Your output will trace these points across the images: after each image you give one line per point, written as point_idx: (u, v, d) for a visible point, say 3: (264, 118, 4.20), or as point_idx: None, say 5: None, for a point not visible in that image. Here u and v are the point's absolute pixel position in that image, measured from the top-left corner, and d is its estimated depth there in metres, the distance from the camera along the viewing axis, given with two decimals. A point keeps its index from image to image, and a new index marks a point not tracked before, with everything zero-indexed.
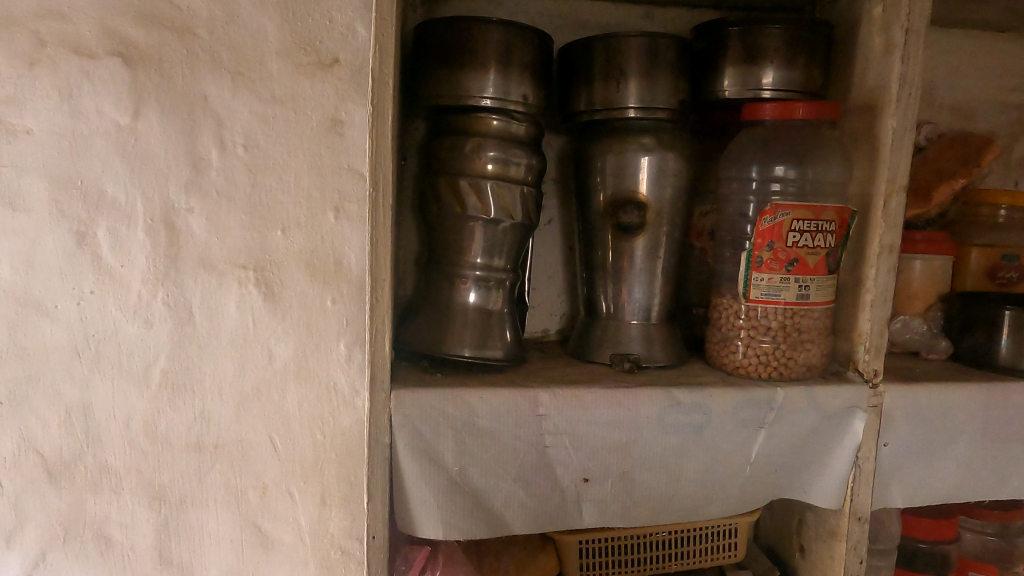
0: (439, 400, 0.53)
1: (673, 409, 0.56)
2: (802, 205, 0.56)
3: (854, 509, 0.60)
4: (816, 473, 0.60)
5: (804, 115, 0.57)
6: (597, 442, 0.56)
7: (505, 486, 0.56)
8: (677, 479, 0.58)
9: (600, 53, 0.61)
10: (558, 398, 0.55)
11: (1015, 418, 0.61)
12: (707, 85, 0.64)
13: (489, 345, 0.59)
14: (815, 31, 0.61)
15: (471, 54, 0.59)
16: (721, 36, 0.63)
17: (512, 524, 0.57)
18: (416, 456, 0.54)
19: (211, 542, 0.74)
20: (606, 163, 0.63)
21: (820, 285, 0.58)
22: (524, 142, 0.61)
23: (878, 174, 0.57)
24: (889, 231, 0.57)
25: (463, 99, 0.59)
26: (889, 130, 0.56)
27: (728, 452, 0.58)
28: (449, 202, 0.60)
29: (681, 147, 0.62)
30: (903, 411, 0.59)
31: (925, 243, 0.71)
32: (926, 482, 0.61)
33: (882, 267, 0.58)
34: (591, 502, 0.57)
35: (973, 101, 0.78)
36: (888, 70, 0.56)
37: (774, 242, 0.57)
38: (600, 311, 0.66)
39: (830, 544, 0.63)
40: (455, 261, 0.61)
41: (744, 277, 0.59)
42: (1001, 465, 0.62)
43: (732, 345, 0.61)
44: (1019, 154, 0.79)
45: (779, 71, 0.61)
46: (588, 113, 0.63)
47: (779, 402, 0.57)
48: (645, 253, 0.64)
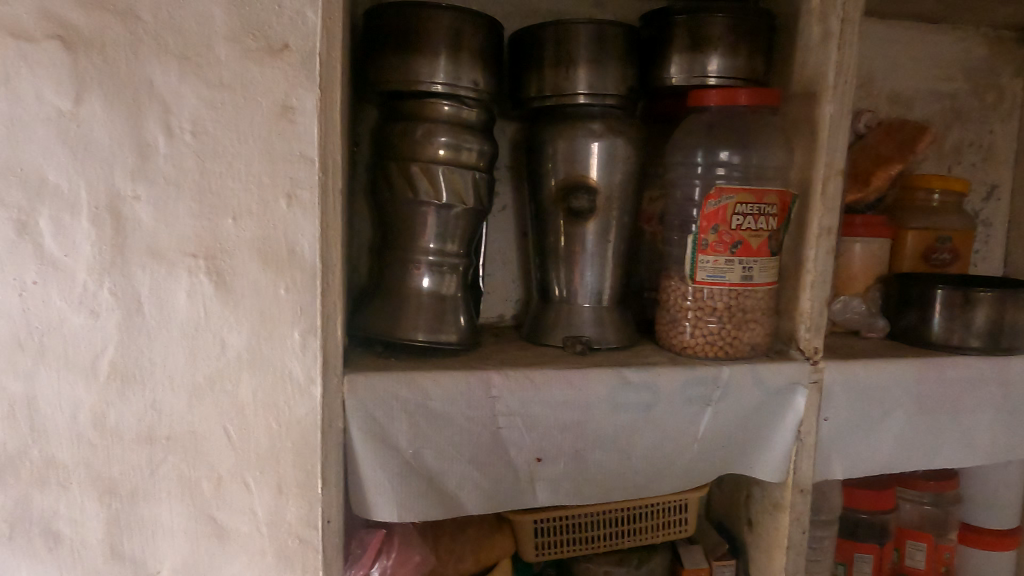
0: (393, 382, 0.54)
1: (623, 388, 0.58)
2: (744, 189, 0.58)
3: (796, 482, 0.63)
4: (761, 447, 0.63)
5: (747, 102, 0.59)
6: (550, 422, 0.57)
7: (459, 467, 0.56)
8: (627, 457, 0.59)
9: (549, 39, 0.62)
10: (510, 379, 0.56)
11: (946, 391, 0.64)
12: (654, 72, 0.66)
13: (443, 329, 0.60)
14: (757, 20, 0.63)
15: (421, 39, 0.59)
16: (668, 25, 0.65)
17: (467, 505, 0.58)
18: (370, 439, 0.54)
19: (164, 534, 0.73)
20: (557, 149, 0.64)
21: (762, 267, 0.60)
22: (475, 128, 0.62)
23: (817, 159, 0.59)
24: (827, 214, 0.59)
25: (413, 84, 0.59)
26: (827, 116, 0.58)
27: (677, 429, 0.60)
28: (401, 187, 0.60)
29: (630, 133, 0.64)
30: (841, 385, 0.62)
31: (865, 226, 0.74)
32: (865, 454, 0.64)
33: (821, 248, 0.60)
34: (544, 481, 0.59)
35: (909, 90, 0.81)
36: (826, 58, 0.58)
37: (718, 226, 0.59)
38: (553, 295, 0.67)
39: (775, 516, 0.65)
40: (408, 247, 0.61)
41: (690, 259, 0.60)
42: (934, 435, 0.65)
43: (680, 326, 0.63)
44: (952, 141, 0.82)
45: (723, 58, 0.63)
46: (539, 99, 0.64)
47: (724, 379, 0.59)
48: (595, 237, 0.65)
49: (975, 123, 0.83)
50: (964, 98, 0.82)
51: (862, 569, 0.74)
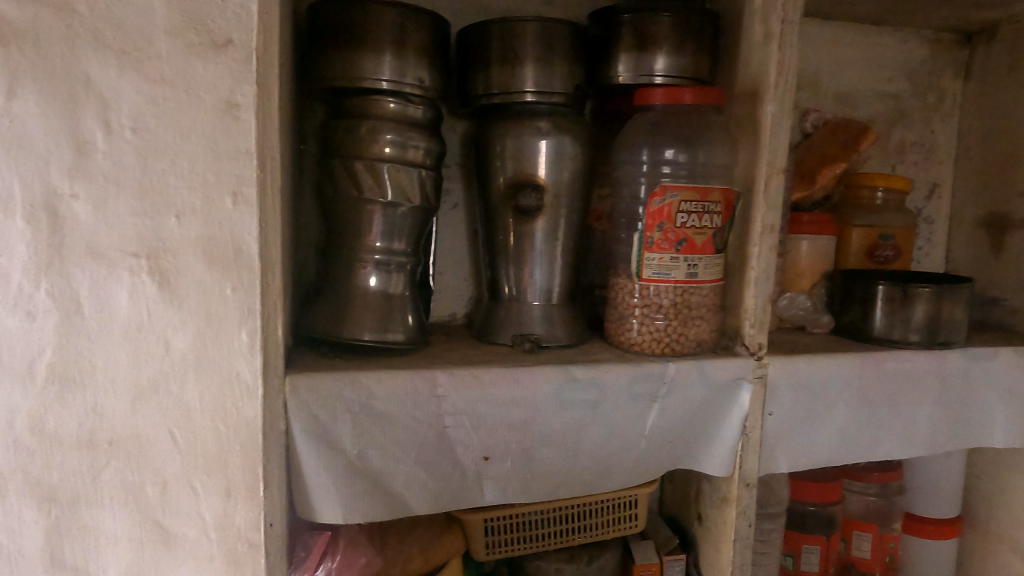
0: (336, 382, 0.53)
1: (569, 385, 0.58)
2: (688, 187, 0.59)
3: (742, 476, 0.64)
4: (708, 443, 0.63)
5: (691, 101, 0.59)
6: (496, 421, 0.57)
7: (405, 467, 0.56)
8: (575, 454, 0.60)
9: (495, 37, 0.62)
10: (456, 378, 0.56)
11: (887, 384, 0.66)
12: (601, 71, 0.66)
13: (391, 328, 0.60)
14: (702, 19, 0.64)
15: (364, 35, 0.58)
16: (614, 24, 0.65)
17: (413, 505, 0.58)
18: (313, 441, 0.54)
19: (107, 541, 0.71)
20: (505, 147, 0.63)
21: (707, 264, 0.61)
22: (422, 125, 0.61)
23: (759, 158, 0.60)
24: (770, 211, 0.60)
25: (357, 81, 0.58)
26: (768, 115, 0.59)
27: (624, 426, 0.60)
28: (346, 185, 0.60)
29: (578, 131, 0.64)
30: (785, 380, 0.63)
31: (811, 223, 0.75)
32: (809, 447, 0.65)
33: (764, 246, 0.61)
34: (492, 480, 0.58)
35: (854, 90, 0.82)
36: (767, 58, 0.59)
37: (663, 223, 0.59)
38: (502, 294, 0.67)
39: (722, 510, 0.66)
40: (354, 246, 0.61)
41: (637, 257, 0.61)
42: (876, 428, 0.67)
43: (627, 323, 0.64)
44: (896, 141, 0.84)
45: (668, 57, 0.63)
46: (486, 96, 0.63)
47: (670, 375, 0.60)
48: (544, 235, 0.65)
49: (917, 124, 0.85)
50: (907, 99, 0.84)
51: (810, 560, 0.75)
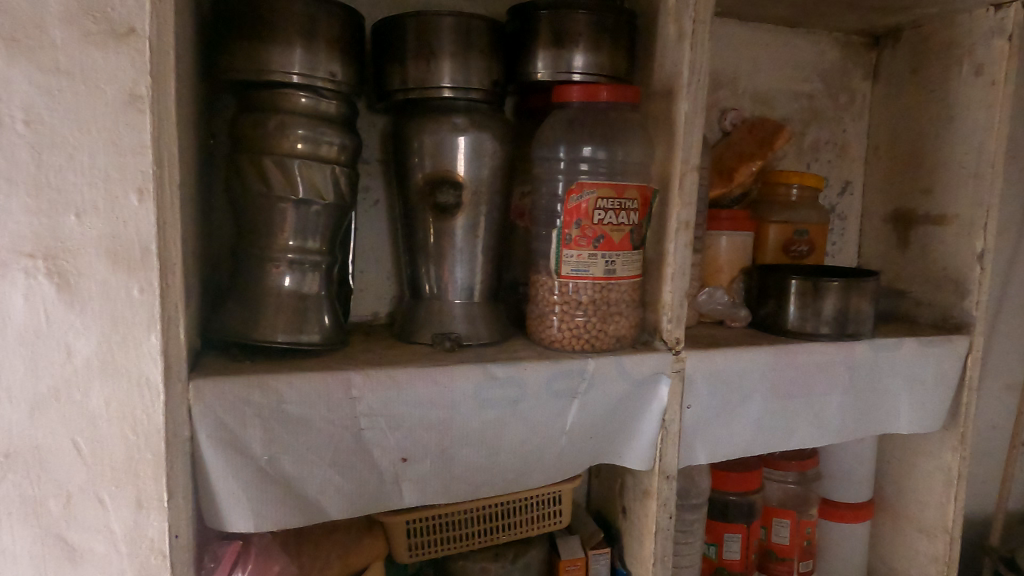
0: (244, 387, 0.51)
1: (488, 383, 0.57)
2: (605, 184, 0.59)
3: (662, 468, 0.65)
4: (628, 436, 0.64)
5: (608, 98, 0.60)
6: (414, 421, 0.56)
7: (319, 471, 0.55)
8: (495, 453, 0.59)
9: (411, 31, 0.61)
10: (371, 379, 0.54)
11: (798, 375, 0.68)
12: (521, 67, 0.66)
13: (305, 329, 0.58)
14: (618, 18, 0.64)
15: (272, 26, 0.56)
16: (532, 20, 0.65)
17: (329, 510, 0.56)
18: (221, 448, 0.51)
19: (7, 559, 0.66)
20: (422, 143, 0.62)
21: (625, 260, 0.62)
22: (335, 120, 0.60)
23: (674, 156, 0.61)
24: (684, 208, 0.61)
25: (266, 74, 0.56)
26: (682, 114, 0.60)
27: (544, 423, 0.60)
28: (255, 182, 0.58)
29: (497, 127, 0.63)
30: (702, 373, 0.64)
31: (730, 220, 0.76)
32: (725, 438, 0.67)
33: (680, 242, 0.62)
34: (411, 481, 0.58)
35: (771, 90, 0.85)
36: (680, 57, 0.60)
37: (581, 220, 0.59)
38: (423, 292, 0.66)
39: (644, 503, 0.67)
40: (265, 244, 0.59)
41: (556, 254, 0.61)
42: (789, 419, 0.69)
43: (548, 320, 0.63)
44: (810, 139, 0.88)
45: (586, 55, 0.64)
46: (402, 91, 0.62)
47: (590, 371, 0.60)
48: (464, 232, 0.64)
49: (830, 123, 0.88)
50: (820, 100, 0.87)
51: (731, 547, 0.78)
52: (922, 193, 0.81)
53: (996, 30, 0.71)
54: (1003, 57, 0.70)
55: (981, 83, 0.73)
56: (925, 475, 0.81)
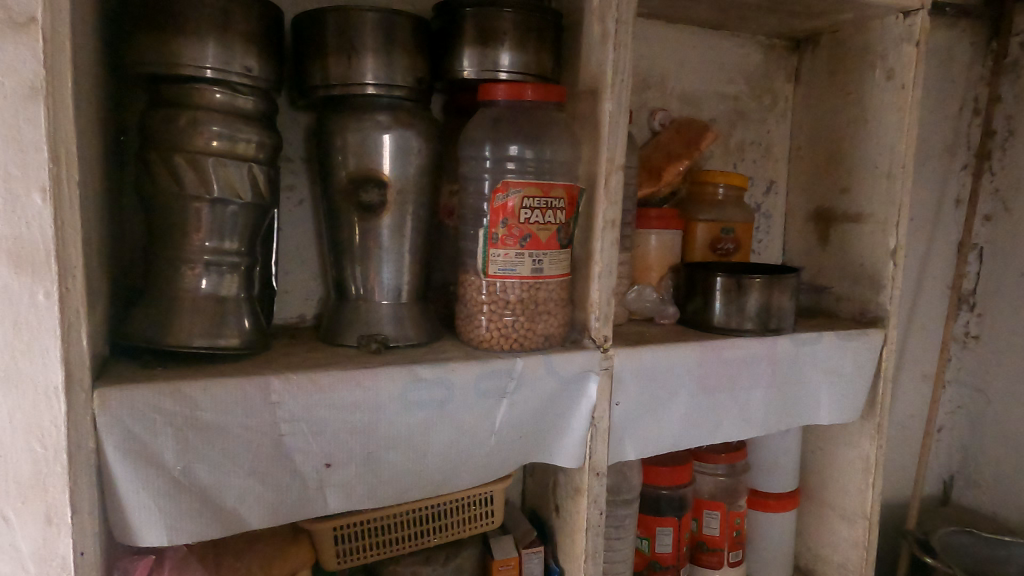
0: (154, 394, 0.49)
1: (415, 385, 0.57)
2: (531, 183, 0.59)
3: (592, 465, 0.65)
4: (558, 434, 0.64)
5: (533, 97, 0.60)
6: (338, 425, 0.55)
7: (237, 480, 0.53)
8: (423, 455, 0.59)
9: (332, 27, 0.60)
10: (291, 383, 0.53)
11: (723, 370, 0.70)
12: (446, 65, 0.65)
13: (223, 332, 0.56)
14: (544, 17, 0.64)
15: (182, 18, 0.54)
16: (457, 17, 0.64)
17: (250, 520, 0.54)
18: (129, 459, 0.49)
19: None
20: (346, 140, 0.61)
21: (552, 259, 0.62)
22: (252, 117, 0.58)
23: (599, 155, 0.62)
24: (609, 206, 0.62)
25: (176, 68, 0.54)
26: (606, 113, 0.61)
27: (472, 424, 0.60)
28: (166, 181, 0.55)
29: (423, 125, 0.62)
30: (630, 370, 0.65)
31: (659, 219, 0.77)
32: (653, 434, 0.68)
33: (606, 240, 0.63)
34: (335, 487, 0.56)
35: (698, 91, 0.87)
36: (604, 57, 0.61)
37: (507, 219, 0.59)
38: (349, 293, 0.65)
39: (575, 500, 0.68)
40: (178, 245, 0.56)
41: (482, 253, 0.61)
42: (714, 413, 0.71)
43: (476, 320, 0.63)
44: (735, 140, 0.90)
45: (512, 54, 0.64)
46: (324, 88, 0.61)
47: (518, 371, 0.60)
48: (390, 232, 0.63)
49: (754, 124, 0.91)
50: (745, 101, 0.90)
51: (663, 541, 0.79)
52: (840, 192, 0.84)
53: (905, 36, 0.74)
54: (912, 62, 0.74)
55: (893, 87, 0.76)
56: (846, 464, 0.84)
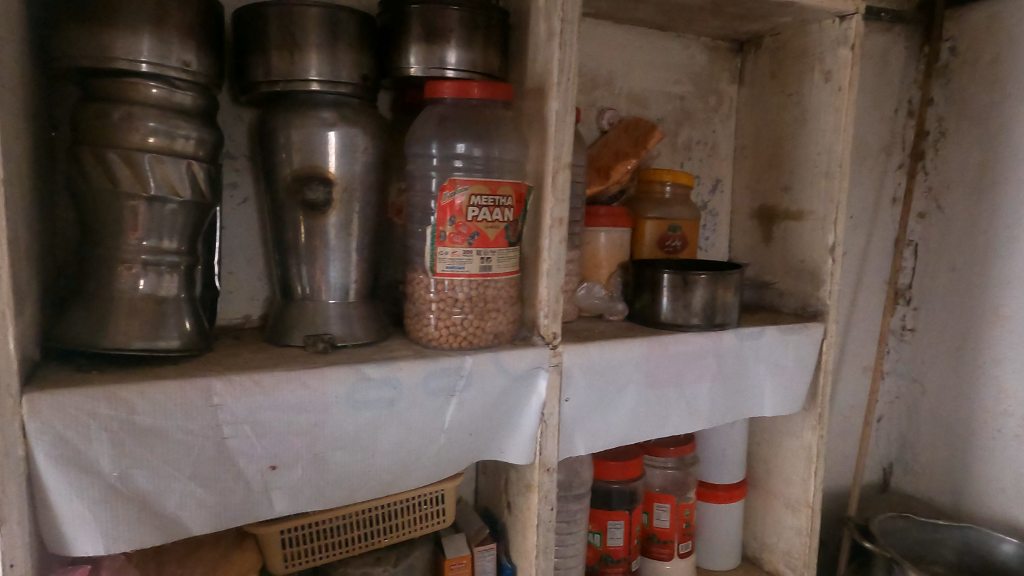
0: (88, 398, 0.47)
1: (362, 384, 0.56)
2: (478, 181, 0.59)
3: (543, 461, 0.66)
4: (508, 432, 0.65)
5: (480, 95, 0.60)
6: (283, 427, 0.54)
7: (178, 485, 0.51)
8: (371, 455, 0.58)
9: (274, 22, 0.59)
10: (233, 385, 0.52)
11: (670, 365, 0.71)
12: (393, 62, 0.65)
13: (163, 334, 0.55)
14: (491, 16, 0.64)
15: (115, 11, 0.52)
16: (403, 14, 0.64)
17: (192, 526, 0.53)
18: (62, 466, 0.47)
19: None
20: (289, 137, 0.60)
21: (500, 257, 0.62)
22: (191, 113, 0.57)
23: (546, 153, 0.62)
24: (557, 204, 0.63)
25: (109, 62, 0.52)
26: (552, 112, 0.61)
27: (421, 423, 0.60)
28: (99, 178, 0.53)
29: (369, 123, 0.62)
30: (579, 366, 0.66)
31: (608, 217, 0.78)
32: (602, 429, 0.69)
33: (554, 238, 0.63)
34: (281, 489, 0.55)
35: (645, 91, 0.88)
36: (550, 56, 0.61)
37: (454, 217, 0.59)
38: (295, 293, 0.64)
39: (526, 496, 0.68)
40: (113, 245, 0.54)
41: (430, 251, 0.60)
42: (662, 407, 0.72)
43: (425, 318, 0.63)
44: (682, 139, 0.92)
45: (459, 52, 0.64)
46: (266, 83, 0.60)
47: (467, 368, 0.60)
48: (337, 230, 0.62)
49: (700, 124, 0.93)
50: (691, 101, 0.91)
51: (615, 534, 0.80)
52: (782, 191, 0.87)
53: (841, 40, 0.77)
54: (847, 64, 0.76)
55: (830, 89, 0.78)
56: (790, 455, 0.86)
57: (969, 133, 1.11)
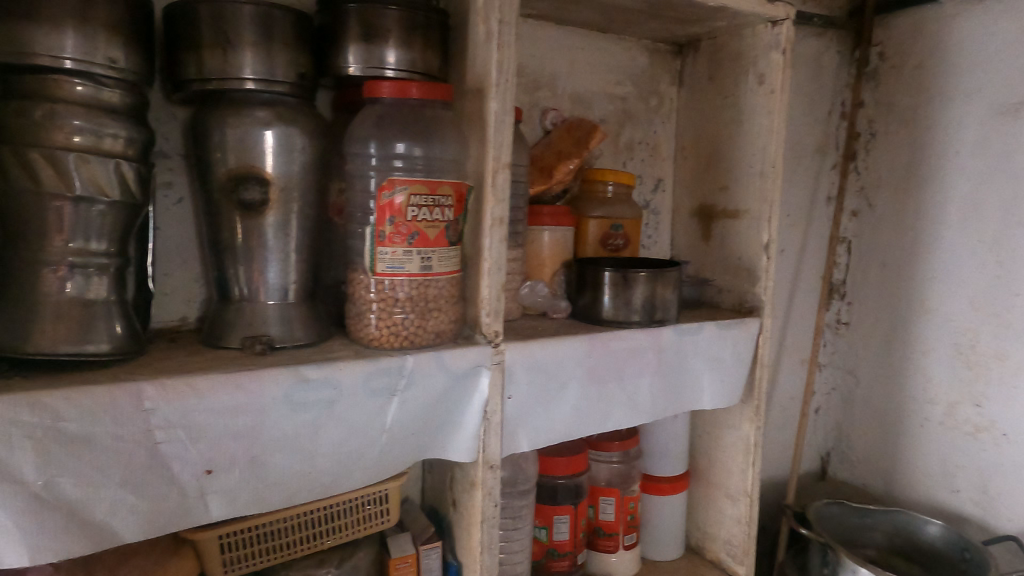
0: (10, 406, 0.45)
1: (300, 386, 0.56)
2: (417, 181, 0.59)
3: (486, 458, 0.66)
4: (451, 430, 0.65)
5: (418, 95, 0.60)
6: (218, 430, 0.53)
7: (108, 492, 0.50)
8: (310, 456, 0.58)
9: (206, 19, 0.58)
10: (166, 389, 0.51)
11: (611, 362, 0.73)
12: (331, 61, 0.64)
13: (91, 337, 0.53)
14: (430, 16, 0.65)
15: (35, 5, 0.50)
16: (340, 13, 0.63)
17: (124, 534, 0.51)
18: None
19: None
20: (224, 136, 0.59)
21: (441, 257, 0.62)
22: (119, 111, 0.55)
23: (486, 154, 0.63)
24: (497, 204, 0.63)
25: (30, 58, 0.51)
26: (491, 112, 0.62)
27: (362, 423, 0.60)
28: (20, 177, 0.51)
29: (307, 122, 0.61)
30: (521, 363, 0.67)
31: (551, 216, 0.79)
32: (545, 425, 0.70)
33: (495, 237, 0.64)
34: (217, 494, 0.55)
35: (588, 91, 0.89)
36: (488, 56, 0.62)
37: (394, 217, 0.59)
38: (232, 295, 0.63)
39: (470, 494, 0.69)
40: (37, 246, 0.52)
41: (370, 251, 0.60)
42: (604, 403, 0.73)
43: (366, 318, 0.62)
44: (624, 139, 0.93)
45: (397, 51, 0.64)
46: (199, 81, 0.59)
47: (408, 368, 0.60)
48: (275, 230, 0.61)
49: (642, 124, 0.95)
50: (632, 102, 0.93)
51: (561, 529, 0.81)
52: (720, 190, 0.89)
53: (773, 44, 0.80)
54: (779, 68, 0.79)
55: (763, 91, 0.81)
56: (729, 446, 0.89)
57: (896, 135, 1.16)
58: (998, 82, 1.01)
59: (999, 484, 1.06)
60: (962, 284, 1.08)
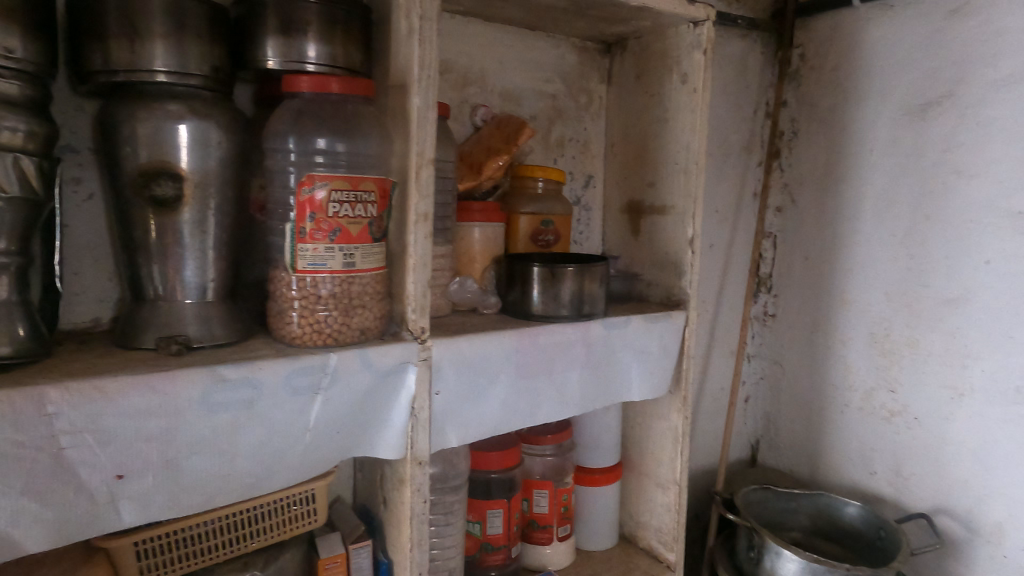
0: None
1: (218, 386, 0.55)
2: (338, 176, 0.59)
3: (414, 455, 0.66)
4: (378, 427, 0.65)
5: (339, 90, 0.59)
6: (130, 434, 0.52)
7: (8, 502, 0.48)
8: (229, 458, 0.57)
9: (112, 9, 0.56)
10: (71, 393, 0.49)
11: (539, 356, 0.73)
12: (249, 54, 0.63)
13: None
14: (351, 10, 0.64)
15: None
16: (257, 5, 0.62)
17: (27, 545, 0.49)
18: None
19: None
20: (135, 131, 0.57)
21: (365, 253, 0.62)
22: (19, 104, 0.52)
23: (409, 150, 0.63)
24: (421, 199, 0.63)
25: None
26: (414, 108, 0.62)
27: (284, 423, 0.59)
28: None
29: (223, 117, 0.60)
30: (448, 359, 0.67)
31: (481, 212, 0.79)
32: (474, 420, 0.70)
33: (419, 233, 0.64)
34: (129, 499, 0.53)
35: (517, 88, 0.90)
36: (409, 52, 0.61)
37: (315, 213, 0.58)
38: (147, 294, 0.61)
39: (399, 491, 0.69)
40: None
41: (290, 248, 0.59)
42: (533, 397, 0.74)
43: (288, 317, 0.61)
44: (554, 136, 0.95)
45: (318, 45, 0.63)
46: (107, 73, 0.57)
47: (332, 366, 0.60)
48: (191, 227, 0.60)
49: (572, 121, 0.96)
50: (562, 100, 0.94)
51: (494, 523, 0.82)
52: (647, 186, 0.91)
53: (695, 44, 0.82)
54: (701, 68, 0.81)
55: (686, 90, 0.83)
56: (658, 436, 0.91)
57: (817, 133, 1.21)
58: (907, 83, 1.06)
59: (912, 465, 1.12)
60: (877, 276, 1.13)
